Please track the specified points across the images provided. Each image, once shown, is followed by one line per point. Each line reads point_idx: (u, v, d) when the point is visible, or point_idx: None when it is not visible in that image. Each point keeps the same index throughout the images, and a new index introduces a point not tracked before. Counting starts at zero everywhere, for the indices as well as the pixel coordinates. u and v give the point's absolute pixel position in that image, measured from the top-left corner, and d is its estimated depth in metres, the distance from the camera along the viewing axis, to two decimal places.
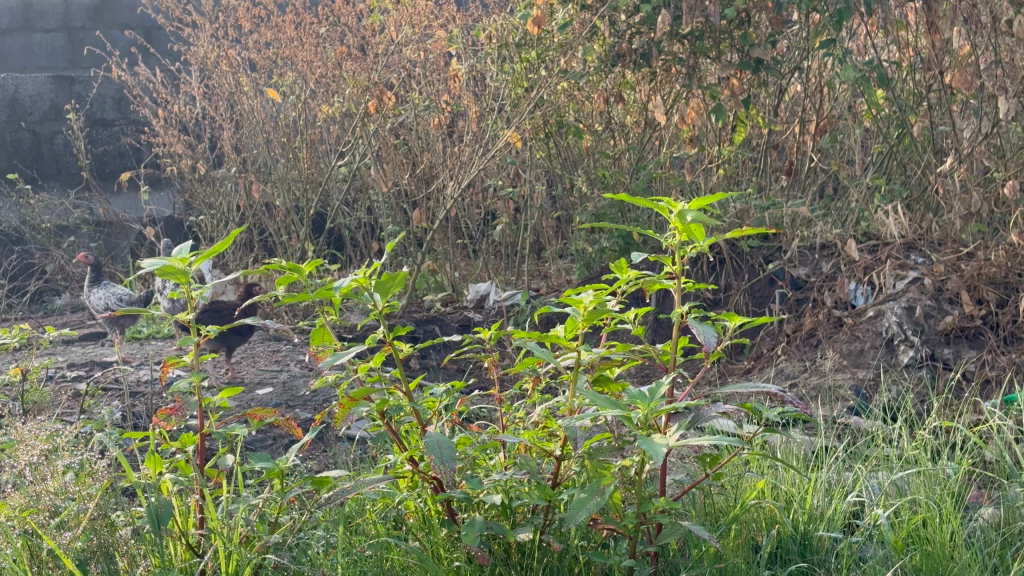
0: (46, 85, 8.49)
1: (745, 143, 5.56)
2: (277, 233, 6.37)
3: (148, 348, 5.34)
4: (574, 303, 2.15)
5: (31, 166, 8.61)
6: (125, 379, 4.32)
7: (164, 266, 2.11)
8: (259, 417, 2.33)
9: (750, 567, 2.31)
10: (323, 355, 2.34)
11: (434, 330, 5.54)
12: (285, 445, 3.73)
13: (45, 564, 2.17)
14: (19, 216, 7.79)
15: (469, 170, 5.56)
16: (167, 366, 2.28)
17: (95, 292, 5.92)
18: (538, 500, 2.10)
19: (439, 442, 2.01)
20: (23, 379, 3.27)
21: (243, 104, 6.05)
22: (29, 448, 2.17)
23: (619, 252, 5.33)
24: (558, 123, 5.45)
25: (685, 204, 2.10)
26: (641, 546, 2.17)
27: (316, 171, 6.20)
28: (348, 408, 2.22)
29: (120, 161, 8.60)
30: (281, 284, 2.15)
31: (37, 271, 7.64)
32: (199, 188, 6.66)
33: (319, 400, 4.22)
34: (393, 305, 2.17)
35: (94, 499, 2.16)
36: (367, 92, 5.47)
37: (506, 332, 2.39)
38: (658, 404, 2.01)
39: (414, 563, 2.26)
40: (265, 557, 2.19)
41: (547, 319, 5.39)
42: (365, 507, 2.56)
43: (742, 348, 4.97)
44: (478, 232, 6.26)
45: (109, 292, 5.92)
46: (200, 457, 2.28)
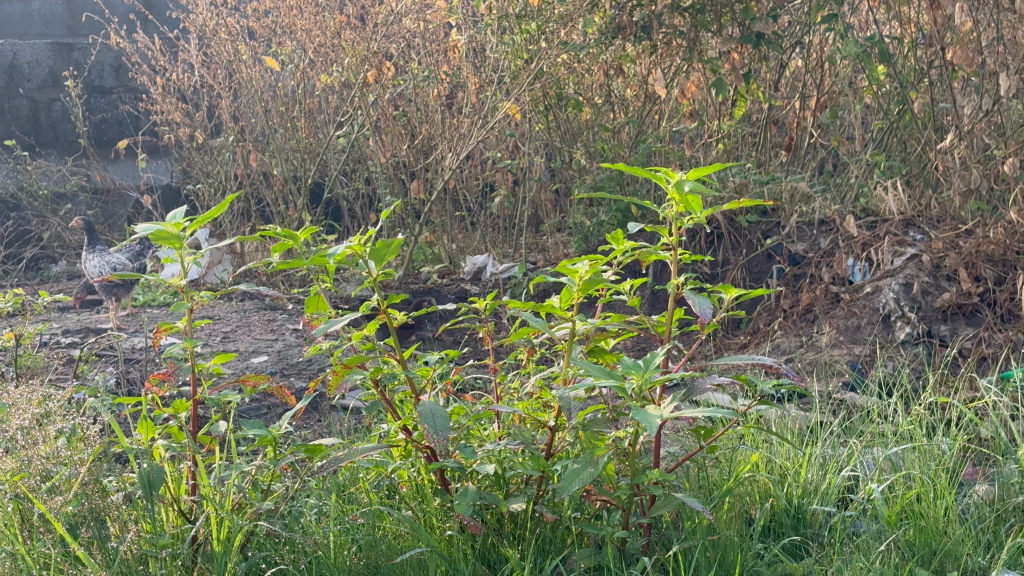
0: (43, 52, 8.56)
1: (744, 117, 5.53)
2: (275, 202, 6.36)
3: (143, 316, 5.33)
4: (570, 274, 2.13)
5: (28, 133, 8.73)
6: (120, 346, 4.31)
7: (157, 231, 2.08)
8: (253, 383, 2.31)
9: (743, 540, 2.30)
10: (317, 323, 2.31)
11: (430, 301, 5.53)
12: (279, 413, 3.73)
13: (37, 527, 2.17)
14: (15, 182, 7.73)
15: (468, 142, 5.53)
16: (160, 332, 2.25)
17: (93, 254, 5.92)
18: (531, 471, 2.10)
19: (432, 410, 2.00)
20: (18, 343, 3.24)
21: (241, 72, 6.03)
22: (20, 411, 2.14)
23: (618, 224, 5.32)
24: (557, 95, 5.49)
25: (683, 172, 2.07)
26: (634, 518, 2.17)
27: (313, 141, 6.19)
28: (342, 375, 2.21)
29: (118, 128, 8.65)
30: (275, 251, 2.12)
31: (33, 238, 7.58)
32: (196, 156, 6.53)
33: (315, 369, 4.22)
34: (388, 272, 2.15)
35: (86, 463, 2.14)
36: (366, 62, 5.47)
37: (501, 303, 2.36)
38: (652, 374, 1.99)
39: (406, 533, 2.27)
40: (257, 523, 2.19)
41: (544, 291, 5.39)
42: (358, 476, 2.56)
43: (739, 322, 4.97)
44: (476, 204, 6.24)
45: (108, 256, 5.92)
46: (193, 423, 2.26)
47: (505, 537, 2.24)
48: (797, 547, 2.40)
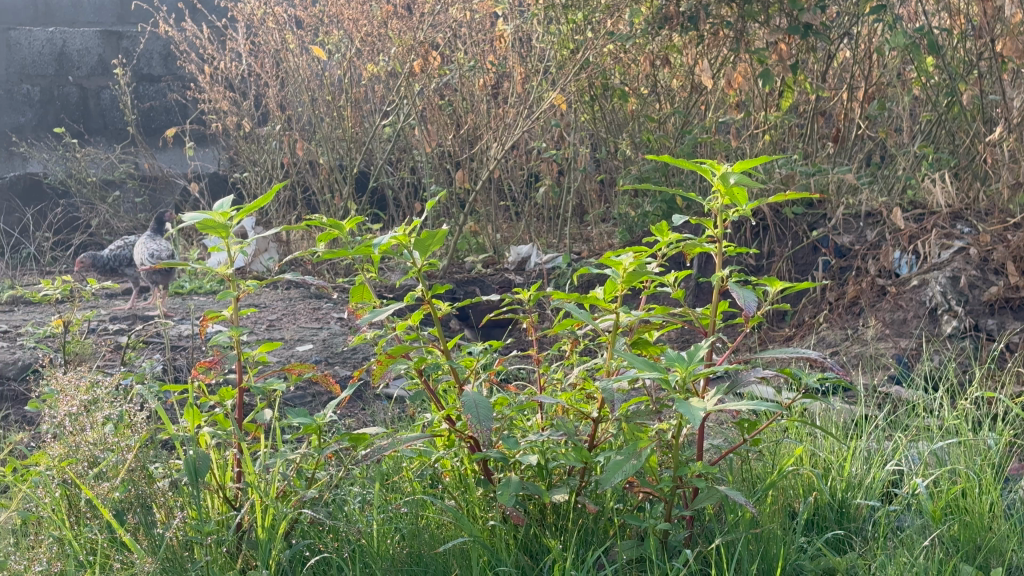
0: (93, 40, 8.76)
1: (790, 108, 5.51)
2: (320, 190, 6.37)
3: (190, 303, 5.36)
4: (614, 265, 2.13)
5: (77, 120, 8.87)
6: (166, 333, 4.34)
7: (205, 220, 2.10)
8: (298, 372, 2.33)
9: (787, 534, 2.29)
10: (362, 312, 2.33)
11: (474, 291, 5.54)
12: (324, 402, 3.76)
13: (84, 512, 2.18)
14: (64, 169, 7.76)
15: (513, 131, 5.53)
16: (207, 320, 2.27)
17: (149, 239, 5.96)
18: (574, 461, 2.10)
19: (475, 400, 2.01)
20: (67, 330, 3.27)
21: (289, 61, 6.06)
22: (68, 397, 2.14)
23: (662, 215, 5.32)
24: (603, 85, 5.49)
25: (729, 165, 2.07)
26: (677, 510, 2.17)
27: (360, 130, 6.21)
28: (386, 365, 2.22)
29: (166, 116, 8.78)
30: (321, 241, 2.12)
31: (82, 225, 7.53)
32: (243, 145, 6.54)
33: (359, 358, 4.24)
34: (432, 262, 2.16)
35: (133, 450, 2.14)
36: (412, 51, 5.50)
37: (545, 293, 2.36)
38: (696, 367, 1.99)
39: (449, 521, 2.28)
40: (302, 510, 2.21)
41: (588, 282, 5.39)
42: (402, 465, 2.58)
43: (784, 315, 4.95)
44: (521, 194, 6.24)
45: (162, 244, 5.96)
46: (238, 411, 2.29)
47: (547, 528, 2.24)
48: (840, 541, 2.39)
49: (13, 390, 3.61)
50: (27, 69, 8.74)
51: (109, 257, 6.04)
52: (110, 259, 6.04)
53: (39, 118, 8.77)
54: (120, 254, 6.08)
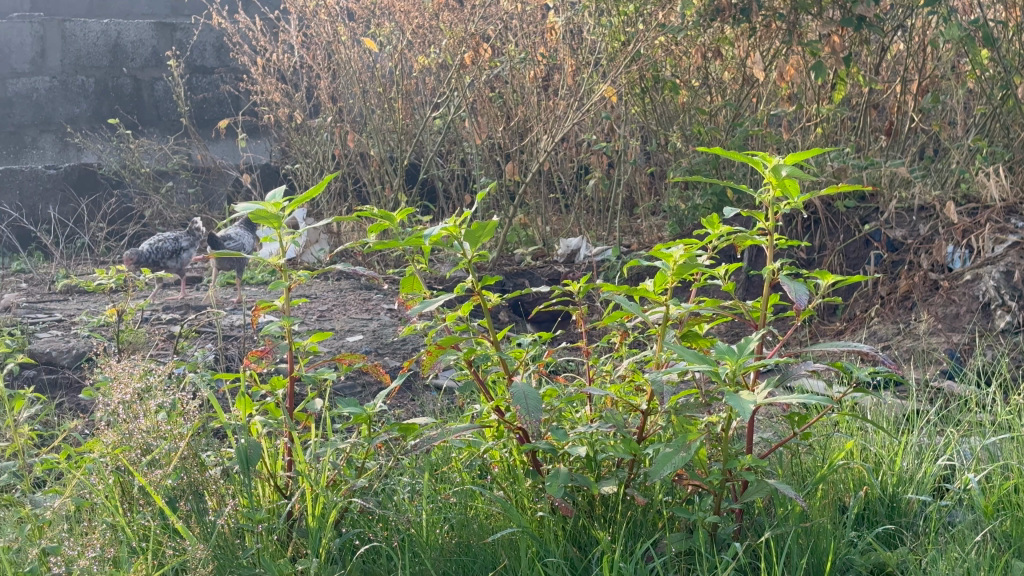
0: (147, 32, 8.86)
1: (843, 100, 5.47)
2: (371, 182, 6.40)
3: (242, 293, 5.39)
4: (664, 257, 2.12)
5: (132, 112, 8.94)
6: (219, 323, 4.38)
7: (258, 210, 2.11)
8: (348, 361, 2.34)
9: (837, 528, 2.28)
10: (412, 303, 2.33)
11: (523, 283, 5.54)
12: (374, 392, 3.77)
13: (137, 499, 2.19)
14: (118, 160, 7.81)
15: (563, 124, 5.53)
16: (259, 310, 2.29)
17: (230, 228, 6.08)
18: (623, 454, 2.10)
19: (525, 392, 2.02)
20: (120, 318, 3.30)
21: (340, 53, 6.09)
22: (122, 385, 2.16)
23: (713, 208, 5.30)
24: (654, 78, 5.47)
25: (781, 157, 2.06)
26: (726, 504, 2.16)
27: (410, 122, 6.23)
28: (436, 355, 2.23)
29: (219, 108, 8.81)
30: (372, 232, 2.13)
31: (136, 216, 7.58)
32: (295, 137, 6.58)
33: (408, 349, 4.26)
34: (483, 254, 2.16)
35: (185, 437, 2.17)
36: (463, 43, 5.49)
37: (595, 285, 2.36)
38: (747, 359, 1.98)
39: (498, 512, 2.29)
40: (352, 500, 2.22)
41: (638, 274, 5.38)
42: (451, 455, 2.59)
43: (836, 308, 4.92)
44: (571, 187, 6.24)
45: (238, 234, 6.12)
46: (289, 400, 2.30)
47: (596, 520, 2.24)
48: (890, 536, 2.38)
49: (68, 378, 3.65)
50: (83, 61, 8.90)
51: (153, 248, 5.74)
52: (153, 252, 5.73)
53: (94, 110, 8.90)
54: (162, 246, 5.77)
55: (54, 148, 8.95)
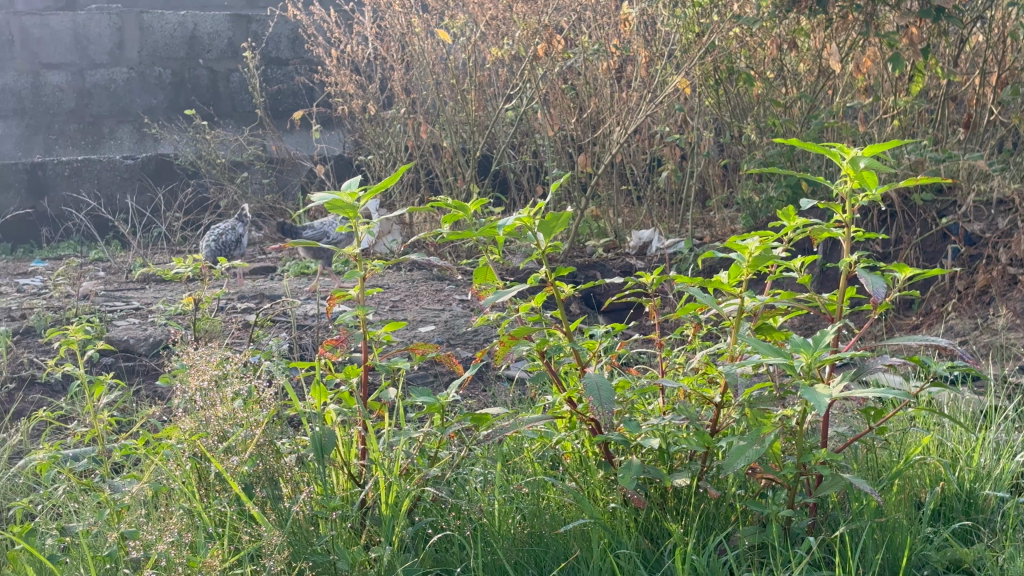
0: (223, 23, 8.96)
1: (920, 93, 5.41)
2: (444, 173, 6.42)
3: (316, 283, 5.43)
4: (739, 249, 2.11)
5: (208, 103, 9.02)
6: (293, 312, 4.41)
7: (334, 200, 2.13)
8: (422, 351, 2.35)
9: (912, 523, 2.25)
10: (485, 294, 2.34)
11: (595, 275, 5.54)
12: (446, 381, 3.79)
13: (213, 485, 2.21)
14: (195, 151, 7.89)
15: (636, 116, 5.51)
16: (333, 299, 2.31)
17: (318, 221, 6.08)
18: (695, 446, 2.09)
19: (598, 383, 2.02)
20: (197, 307, 3.34)
21: (414, 45, 6.11)
22: (199, 371, 2.18)
23: (787, 201, 5.26)
24: (728, 69, 5.44)
25: (859, 149, 2.04)
26: (800, 497, 2.14)
27: (483, 113, 6.24)
28: (508, 346, 2.23)
29: (293, 99, 8.89)
30: (446, 222, 2.14)
31: (212, 205, 7.66)
32: (368, 128, 6.62)
33: (480, 340, 4.26)
34: (557, 245, 2.16)
35: (261, 424, 2.17)
36: (537, 34, 5.49)
37: (668, 277, 2.35)
38: (822, 352, 1.97)
39: (570, 503, 2.29)
40: (425, 489, 2.24)
41: (711, 267, 5.35)
42: (523, 446, 2.59)
43: (911, 303, 4.87)
44: (643, 178, 6.22)
45: (320, 224, 6.14)
46: (363, 389, 2.32)
47: (668, 512, 2.24)
48: (967, 532, 2.35)
49: (145, 366, 3.70)
50: (160, 52, 9.00)
51: (217, 244, 5.82)
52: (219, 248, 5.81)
53: (171, 100, 9.00)
54: (225, 238, 5.87)
55: (132, 139, 9.06)
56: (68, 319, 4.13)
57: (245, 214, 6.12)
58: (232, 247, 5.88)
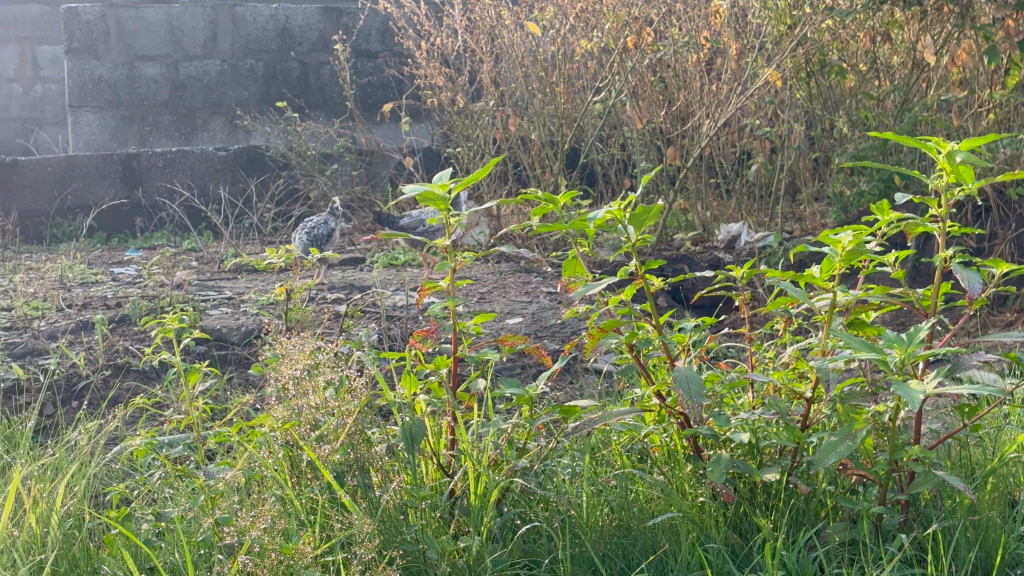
0: (314, 16, 9.01)
1: (1017, 86, 5.33)
2: (532, 166, 6.42)
3: (404, 275, 5.46)
4: (832, 243, 2.10)
5: (299, 95, 9.09)
6: (382, 303, 4.45)
7: (425, 192, 2.14)
8: (510, 343, 2.36)
9: (1007, 522, 2.22)
10: (574, 286, 2.34)
11: (683, 268, 5.52)
12: (534, 373, 3.80)
13: (305, 473, 2.23)
14: (286, 142, 7.97)
15: (726, 109, 5.47)
16: (424, 291, 2.32)
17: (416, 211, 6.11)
18: (785, 441, 2.08)
19: (687, 376, 2.01)
20: (288, 297, 3.37)
21: (504, 37, 6.12)
22: (292, 361, 2.21)
23: (880, 195, 5.20)
24: (820, 62, 5.39)
25: (956, 143, 2.02)
26: (891, 494, 2.12)
27: (572, 106, 6.24)
28: (598, 339, 2.23)
29: (383, 91, 8.96)
30: (535, 215, 2.15)
31: (302, 196, 7.73)
32: (457, 120, 6.64)
33: (568, 332, 4.27)
34: (647, 238, 2.16)
35: (354, 414, 2.19)
36: (627, 27, 5.48)
37: (759, 271, 2.34)
38: (916, 348, 1.95)
39: (659, 496, 2.29)
40: (513, 479, 2.25)
41: (801, 261, 5.31)
42: (611, 438, 2.59)
43: (1006, 299, 4.80)
44: (732, 171, 6.19)
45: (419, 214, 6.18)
46: (453, 380, 2.33)
47: (757, 506, 2.23)
48: None
49: (237, 354, 3.75)
50: (252, 45, 9.05)
51: (311, 236, 5.87)
52: (312, 240, 5.86)
53: (263, 92, 9.06)
54: (318, 231, 5.91)
55: (224, 131, 9.13)
56: (163, 308, 4.20)
57: (337, 206, 6.17)
58: (325, 240, 5.93)
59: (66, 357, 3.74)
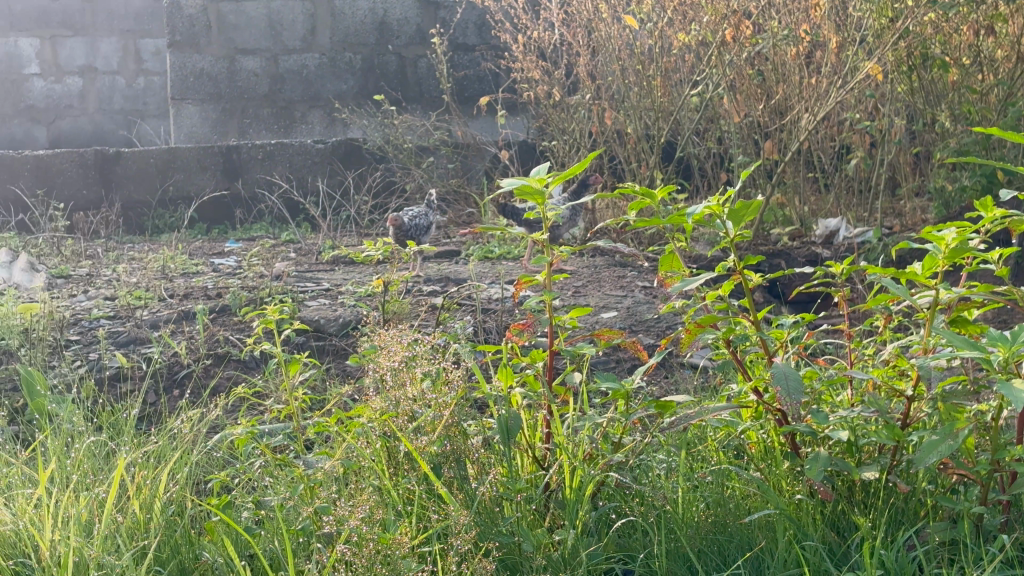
0: (412, 10, 9.07)
1: None
2: (628, 159, 6.41)
3: (499, 268, 5.48)
4: (935, 240, 2.07)
5: (396, 88, 9.15)
6: (478, 296, 4.47)
7: (523, 185, 2.15)
8: (607, 337, 2.36)
9: None
10: (671, 281, 2.33)
11: (781, 263, 5.48)
12: (629, 368, 3.80)
13: (402, 464, 2.27)
14: (383, 134, 8.03)
15: (825, 102, 5.42)
16: (521, 284, 2.33)
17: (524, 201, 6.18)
18: (885, 439, 2.06)
19: (786, 372, 2.00)
20: (386, 290, 3.39)
21: (601, 31, 6.11)
22: (391, 353, 2.22)
23: (982, 190, 5.12)
24: (923, 55, 5.31)
25: None
26: (993, 494, 2.09)
27: (668, 100, 6.21)
28: (695, 334, 2.23)
29: (479, 85, 9.01)
30: (634, 209, 2.14)
31: (399, 189, 7.79)
32: (554, 114, 6.64)
33: (663, 326, 4.25)
34: (746, 233, 2.14)
35: (450, 406, 2.19)
36: (726, 20, 5.44)
37: (858, 267, 2.31)
38: (1020, 347, 1.92)
39: (755, 493, 2.28)
40: (609, 474, 2.25)
41: (901, 257, 5.24)
42: (708, 434, 2.58)
43: None
44: (831, 166, 6.13)
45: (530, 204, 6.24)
46: (549, 374, 2.34)
47: (854, 504, 2.21)
48: None
49: (335, 345, 3.80)
50: (351, 38, 9.09)
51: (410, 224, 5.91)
52: (411, 227, 5.90)
53: (361, 85, 9.11)
54: (418, 221, 5.95)
55: (322, 124, 9.18)
56: (262, 299, 4.25)
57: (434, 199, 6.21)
58: (424, 230, 5.96)
59: (168, 346, 3.81)
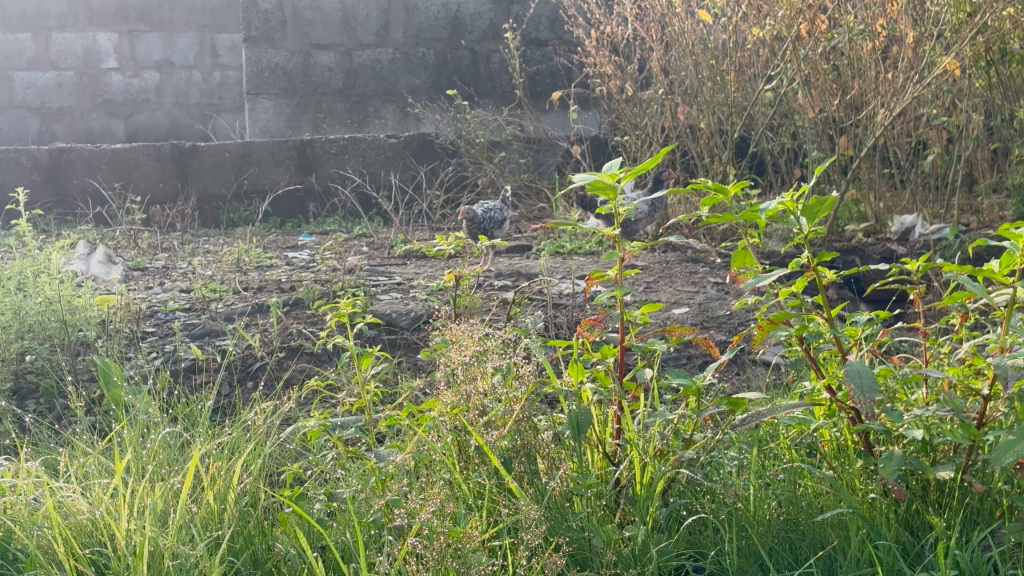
0: (485, 5, 9.10)
1: None
2: (701, 154, 6.37)
3: (570, 263, 5.48)
4: (1013, 238, 2.04)
5: (469, 83, 9.18)
6: (549, 291, 4.47)
7: (595, 181, 2.15)
8: (678, 333, 2.35)
9: None
10: (744, 278, 2.32)
11: (855, 260, 5.43)
12: (700, 364, 3.78)
13: (472, 458, 2.28)
14: (455, 129, 8.05)
15: (901, 98, 5.36)
16: (592, 279, 2.32)
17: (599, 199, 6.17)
18: (960, 438, 2.03)
19: (860, 370, 1.98)
20: (458, 285, 3.40)
21: (675, 26, 6.08)
22: (462, 347, 2.23)
23: None
24: (1002, 50, 5.24)
25: None
26: None
27: (742, 95, 6.17)
28: (768, 330, 2.21)
29: (552, 79, 9.01)
30: (706, 204, 2.13)
31: (471, 184, 7.80)
32: (626, 109, 6.62)
33: (735, 323, 4.23)
34: (820, 229, 2.13)
35: (520, 401, 2.22)
36: (801, 14, 5.39)
37: (934, 263, 2.29)
38: None
39: (828, 491, 2.26)
40: (679, 470, 2.24)
41: (977, 254, 5.18)
42: (780, 432, 2.57)
43: None
44: (907, 161, 6.06)
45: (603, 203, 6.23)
46: (619, 369, 2.33)
47: (929, 504, 2.19)
48: None
49: (406, 339, 3.81)
50: (424, 33, 9.12)
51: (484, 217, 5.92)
52: (485, 219, 5.92)
53: (433, 80, 9.14)
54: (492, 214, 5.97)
55: (395, 118, 9.18)
56: (335, 293, 4.28)
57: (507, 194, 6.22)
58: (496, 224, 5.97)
59: (242, 339, 3.85)
